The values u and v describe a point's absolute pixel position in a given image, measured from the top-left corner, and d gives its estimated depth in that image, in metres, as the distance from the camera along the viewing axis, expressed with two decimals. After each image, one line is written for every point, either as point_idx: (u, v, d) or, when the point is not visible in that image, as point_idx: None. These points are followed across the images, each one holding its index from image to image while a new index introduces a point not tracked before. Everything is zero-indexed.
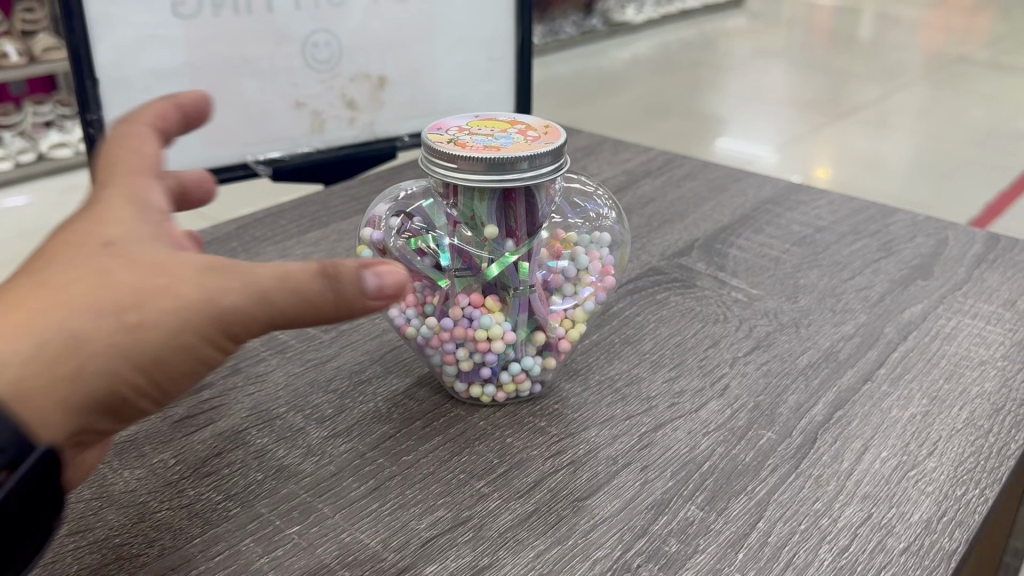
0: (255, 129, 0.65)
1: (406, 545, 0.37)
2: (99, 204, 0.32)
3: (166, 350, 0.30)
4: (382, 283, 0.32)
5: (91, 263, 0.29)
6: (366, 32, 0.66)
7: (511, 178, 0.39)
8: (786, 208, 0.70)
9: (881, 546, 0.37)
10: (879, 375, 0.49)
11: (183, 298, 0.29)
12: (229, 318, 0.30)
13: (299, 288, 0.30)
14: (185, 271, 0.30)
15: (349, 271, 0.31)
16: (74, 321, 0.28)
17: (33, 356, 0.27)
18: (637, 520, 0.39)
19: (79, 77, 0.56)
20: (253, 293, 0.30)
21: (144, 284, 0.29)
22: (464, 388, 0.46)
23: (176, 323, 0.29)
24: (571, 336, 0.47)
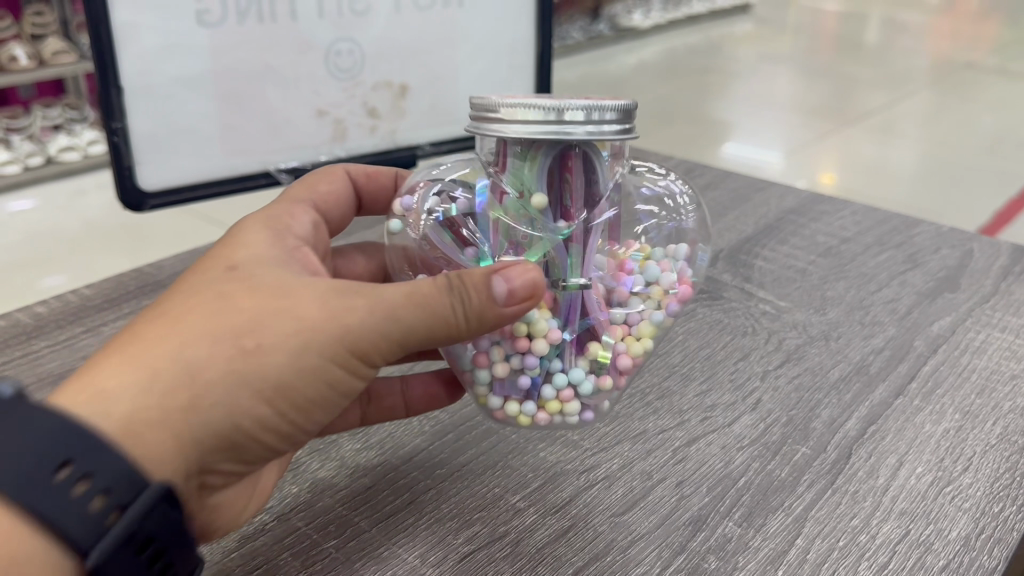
0: (278, 138, 0.64)
1: (443, 560, 0.37)
2: (240, 240, 0.38)
3: (286, 378, 0.33)
4: (512, 290, 0.34)
5: (209, 303, 0.33)
6: (389, 41, 0.66)
7: (567, 129, 0.35)
8: (809, 219, 0.70)
9: (920, 563, 0.37)
10: (911, 390, 0.49)
11: (302, 320, 0.33)
12: (356, 338, 0.33)
13: (431, 307, 0.34)
14: (310, 295, 0.34)
15: (477, 281, 0.34)
16: (192, 352, 0.32)
17: (154, 386, 0.31)
18: (674, 537, 0.38)
19: (105, 85, 0.55)
20: (380, 316, 0.33)
21: (260, 313, 0.33)
22: (498, 403, 0.41)
23: (298, 351, 0.33)
24: (634, 352, 0.41)
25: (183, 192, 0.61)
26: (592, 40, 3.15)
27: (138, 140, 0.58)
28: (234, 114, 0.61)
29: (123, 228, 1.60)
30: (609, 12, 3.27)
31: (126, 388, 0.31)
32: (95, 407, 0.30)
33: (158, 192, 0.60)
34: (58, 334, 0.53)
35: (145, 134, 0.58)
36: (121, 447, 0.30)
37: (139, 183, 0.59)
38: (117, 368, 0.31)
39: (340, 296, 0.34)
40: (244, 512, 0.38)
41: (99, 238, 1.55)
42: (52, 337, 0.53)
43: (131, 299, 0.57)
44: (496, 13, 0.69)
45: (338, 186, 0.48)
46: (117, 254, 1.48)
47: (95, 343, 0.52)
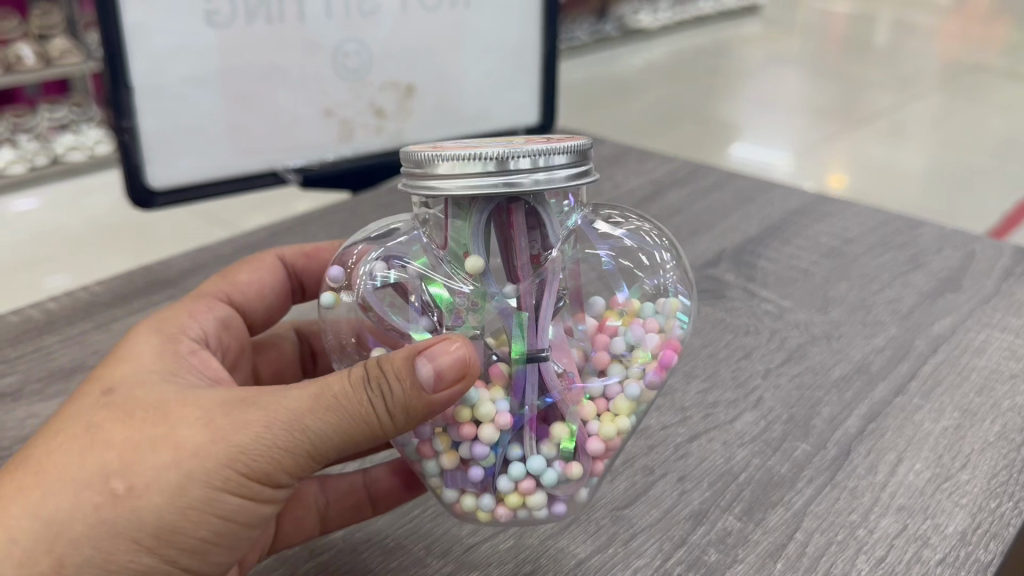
0: (285, 137, 0.65)
1: (449, 550, 0.38)
2: (125, 361, 0.38)
3: (171, 518, 0.32)
4: (440, 375, 0.32)
5: (79, 446, 0.33)
6: (396, 42, 0.66)
7: (514, 184, 0.31)
8: (813, 220, 0.71)
9: (917, 557, 0.38)
10: (911, 388, 0.49)
11: (183, 447, 0.32)
12: (252, 457, 0.32)
13: (343, 407, 0.32)
14: (197, 415, 0.33)
15: (400, 370, 0.32)
16: (55, 505, 0.32)
17: (12, 553, 0.31)
18: (675, 530, 0.39)
19: (114, 86, 0.57)
20: (283, 426, 0.32)
21: (134, 447, 0.32)
22: (454, 497, 0.37)
23: (180, 483, 0.32)
24: (605, 435, 0.36)
25: (191, 190, 0.62)
26: (598, 41, 3.15)
27: (148, 140, 0.59)
28: (243, 114, 0.62)
29: (130, 227, 1.61)
30: (616, 14, 3.27)
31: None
32: None
33: (166, 190, 0.61)
34: (70, 329, 0.54)
35: (155, 134, 0.59)
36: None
37: (147, 181, 0.60)
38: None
39: (238, 407, 0.33)
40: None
41: (107, 237, 1.56)
42: (63, 332, 0.54)
43: (141, 295, 0.58)
44: (502, 15, 0.70)
45: (263, 272, 0.50)
46: (125, 253, 1.50)
47: (107, 338, 0.53)
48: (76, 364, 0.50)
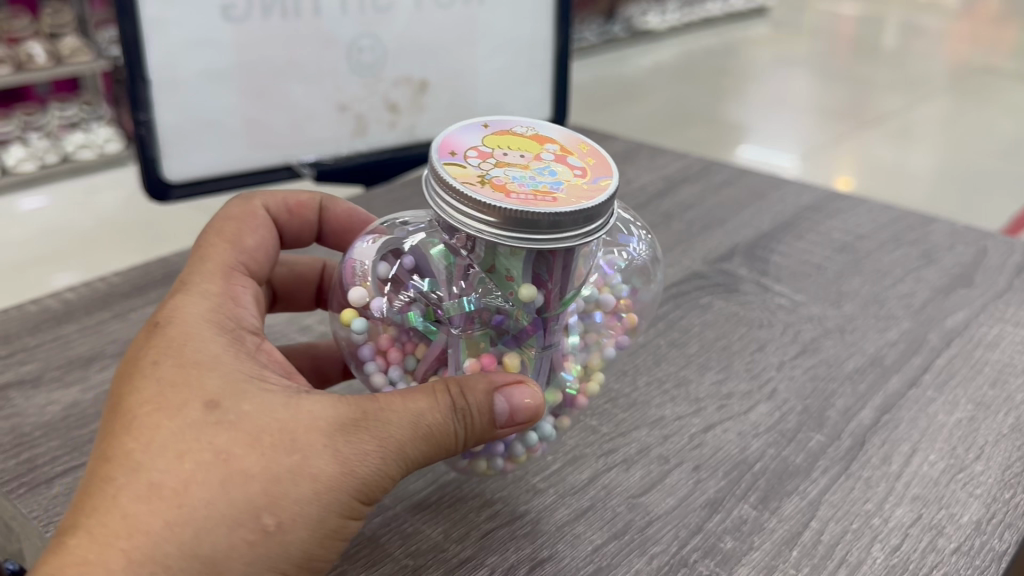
0: (300, 132, 0.65)
1: (467, 536, 0.38)
2: (206, 362, 0.34)
3: (309, 549, 0.32)
4: (518, 408, 0.34)
5: (211, 475, 0.30)
6: (410, 38, 0.67)
7: (569, 238, 0.32)
8: (826, 216, 0.71)
9: (932, 546, 0.38)
10: (924, 381, 0.49)
11: (318, 476, 0.31)
12: (369, 485, 0.33)
13: (440, 435, 0.33)
14: (320, 438, 0.32)
15: (484, 404, 0.34)
16: (212, 544, 0.30)
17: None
18: (692, 518, 0.39)
19: (132, 80, 0.57)
20: (393, 457, 0.33)
21: (274, 477, 0.31)
22: (465, 463, 0.40)
23: (320, 514, 0.32)
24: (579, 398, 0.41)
25: (207, 184, 0.62)
26: (605, 42, 3.16)
27: (164, 133, 0.60)
28: (258, 109, 0.63)
29: (140, 225, 1.61)
30: (624, 15, 3.28)
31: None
32: None
33: (183, 183, 0.61)
34: (88, 318, 0.54)
35: (171, 128, 0.60)
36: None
37: (164, 174, 0.60)
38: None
39: (351, 433, 0.32)
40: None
41: (117, 235, 1.57)
42: (81, 321, 0.54)
43: (156, 286, 0.58)
44: (516, 11, 0.70)
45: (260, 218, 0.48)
46: (135, 250, 1.50)
47: (124, 328, 0.53)
48: (94, 353, 0.51)
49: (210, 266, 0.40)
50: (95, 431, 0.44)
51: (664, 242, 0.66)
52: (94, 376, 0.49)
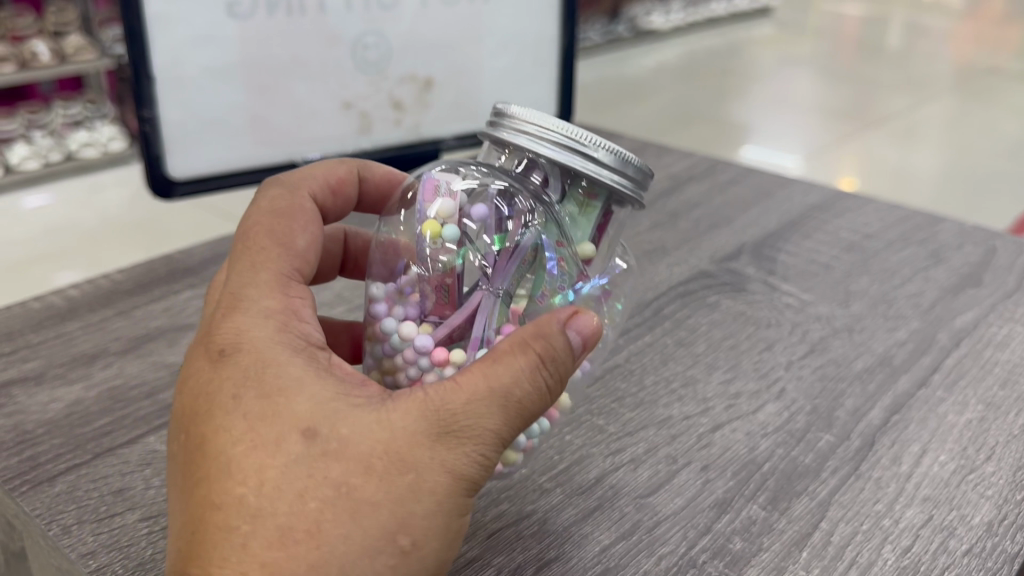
0: (305, 129, 0.65)
1: (473, 536, 0.38)
2: (290, 388, 0.31)
3: (442, 550, 0.30)
4: (587, 345, 0.33)
5: (334, 510, 0.29)
6: (415, 35, 0.66)
7: (620, 181, 0.36)
8: (833, 215, 0.71)
9: (942, 547, 0.38)
10: (934, 381, 0.49)
11: (435, 488, 0.30)
12: (482, 475, 0.31)
13: (535, 411, 0.31)
14: (425, 449, 0.30)
15: (564, 356, 0.31)
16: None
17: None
18: (700, 518, 0.39)
19: (136, 76, 0.57)
20: (496, 443, 0.31)
21: (397, 500, 0.29)
22: None
23: (445, 520, 0.30)
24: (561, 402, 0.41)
25: (212, 181, 0.62)
26: (609, 42, 3.15)
27: (169, 130, 0.59)
28: (263, 106, 0.62)
29: (143, 223, 1.61)
30: (628, 15, 3.27)
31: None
32: None
33: (188, 180, 0.61)
34: (92, 315, 0.54)
35: (176, 124, 0.59)
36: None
37: (168, 171, 0.60)
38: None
39: (452, 429, 0.30)
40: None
41: (120, 233, 1.57)
42: (84, 318, 0.54)
43: (161, 284, 0.58)
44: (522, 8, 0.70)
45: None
46: (137, 248, 1.50)
47: (127, 326, 0.53)
48: (97, 350, 0.50)
49: (264, 276, 0.35)
50: (97, 429, 0.44)
51: (670, 241, 0.65)
52: (97, 373, 0.48)
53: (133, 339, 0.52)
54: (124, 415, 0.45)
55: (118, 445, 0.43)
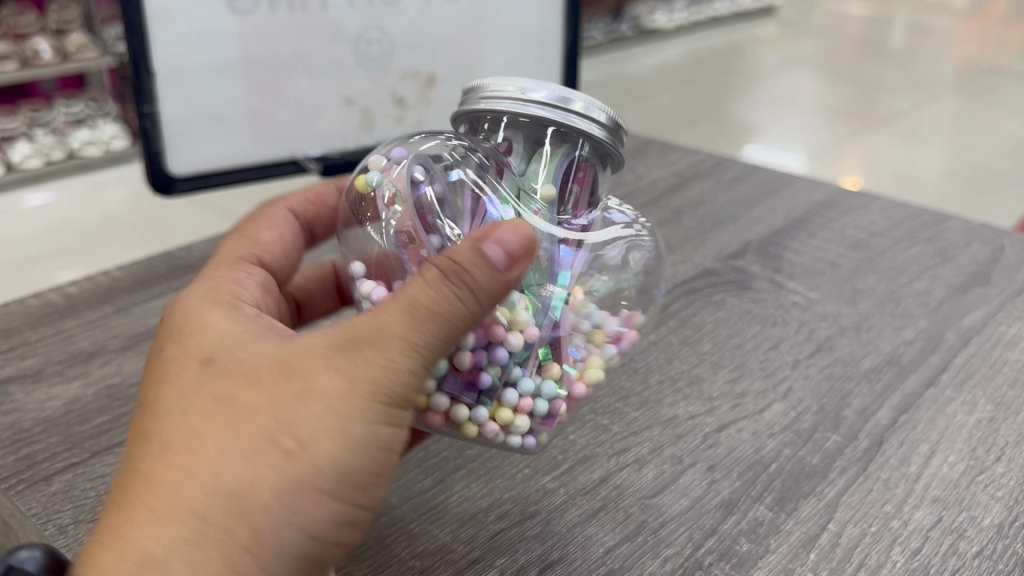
0: (307, 126, 0.64)
1: (475, 536, 0.37)
2: (222, 343, 0.33)
3: (340, 459, 0.30)
4: (511, 254, 0.31)
5: (224, 419, 0.30)
6: (417, 31, 0.66)
7: (601, 130, 0.37)
8: (839, 213, 0.70)
9: (953, 549, 0.37)
10: (942, 380, 0.48)
11: (328, 394, 0.30)
12: (388, 380, 0.30)
13: (445, 317, 0.30)
14: (321, 360, 0.30)
15: (472, 257, 0.30)
16: (231, 479, 0.29)
17: (203, 541, 0.28)
18: (706, 519, 0.38)
19: (136, 72, 0.56)
20: (397, 347, 0.30)
21: (290, 412, 0.29)
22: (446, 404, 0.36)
23: (337, 425, 0.29)
24: (587, 379, 0.39)
25: (212, 178, 0.61)
26: (612, 41, 3.14)
27: (170, 126, 0.59)
28: (265, 102, 0.62)
29: (144, 222, 1.61)
30: (631, 14, 3.27)
31: (176, 552, 0.28)
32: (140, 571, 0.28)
33: (187, 177, 0.60)
34: (90, 313, 0.54)
35: (177, 121, 0.59)
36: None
37: (168, 167, 0.59)
38: (160, 529, 0.28)
39: (352, 334, 0.30)
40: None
41: (121, 231, 1.57)
42: (83, 316, 0.53)
43: (161, 281, 0.58)
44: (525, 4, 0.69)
45: (280, 228, 0.46)
46: (139, 247, 1.50)
47: (126, 324, 0.52)
48: (95, 348, 0.50)
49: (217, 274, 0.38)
50: (95, 427, 0.43)
51: (674, 239, 0.65)
52: (96, 371, 0.48)
53: (132, 337, 0.51)
54: (122, 413, 0.44)
55: (116, 444, 0.42)
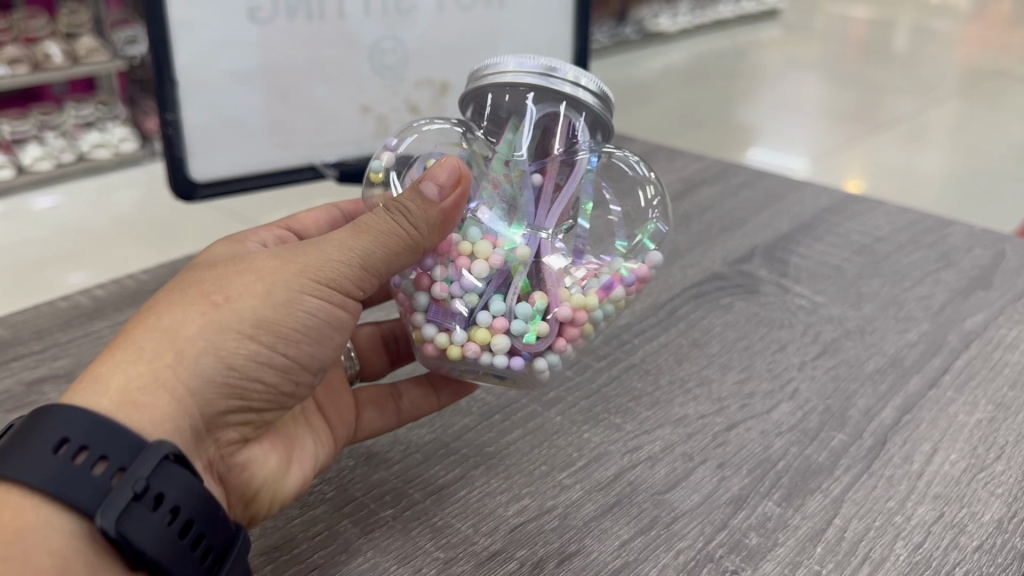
0: (324, 133, 0.66)
1: (496, 529, 0.39)
2: (212, 258, 0.40)
3: (264, 313, 0.35)
4: (442, 185, 0.38)
5: (183, 286, 0.36)
6: (431, 40, 0.68)
7: (587, 96, 0.41)
8: (844, 218, 0.71)
9: (954, 543, 0.39)
10: (944, 381, 0.50)
11: (268, 271, 0.36)
12: (316, 266, 0.37)
13: (374, 227, 0.37)
14: (271, 254, 0.37)
15: (407, 193, 0.38)
16: (169, 320, 0.34)
17: (137, 360, 0.33)
18: (716, 515, 0.40)
19: (159, 80, 0.57)
20: (331, 246, 0.37)
21: (236, 279, 0.36)
22: (431, 334, 0.41)
23: (265, 290, 0.36)
24: (577, 305, 0.41)
25: (232, 184, 0.63)
26: (617, 44, 3.16)
27: (192, 132, 0.60)
28: (283, 109, 0.63)
29: (155, 224, 1.62)
30: (635, 17, 3.28)
31: (115, 367, 0.33)
32: (91, 386, 0.32)
33: (208, 183, 0.62)
34: (118, 315, 0.55)
35: (198, 127, 0.60)
36: (120, 417, 0.32)
37: (191, 173, 0.61)
38: (107, 356, 0.33)
39: (294, 244, 0.38)
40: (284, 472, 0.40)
41: (132, 234, 1.58)
42: (112, 318, 0.55)
43: None
44: (538, 13, 0.71)
45: (319, 214, 0.51)
46: (150, 250, 1.51)
47: None
48: None
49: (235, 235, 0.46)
50: None
51: (682, 244, 0.66)
52: None
53: None
54: None
55: None
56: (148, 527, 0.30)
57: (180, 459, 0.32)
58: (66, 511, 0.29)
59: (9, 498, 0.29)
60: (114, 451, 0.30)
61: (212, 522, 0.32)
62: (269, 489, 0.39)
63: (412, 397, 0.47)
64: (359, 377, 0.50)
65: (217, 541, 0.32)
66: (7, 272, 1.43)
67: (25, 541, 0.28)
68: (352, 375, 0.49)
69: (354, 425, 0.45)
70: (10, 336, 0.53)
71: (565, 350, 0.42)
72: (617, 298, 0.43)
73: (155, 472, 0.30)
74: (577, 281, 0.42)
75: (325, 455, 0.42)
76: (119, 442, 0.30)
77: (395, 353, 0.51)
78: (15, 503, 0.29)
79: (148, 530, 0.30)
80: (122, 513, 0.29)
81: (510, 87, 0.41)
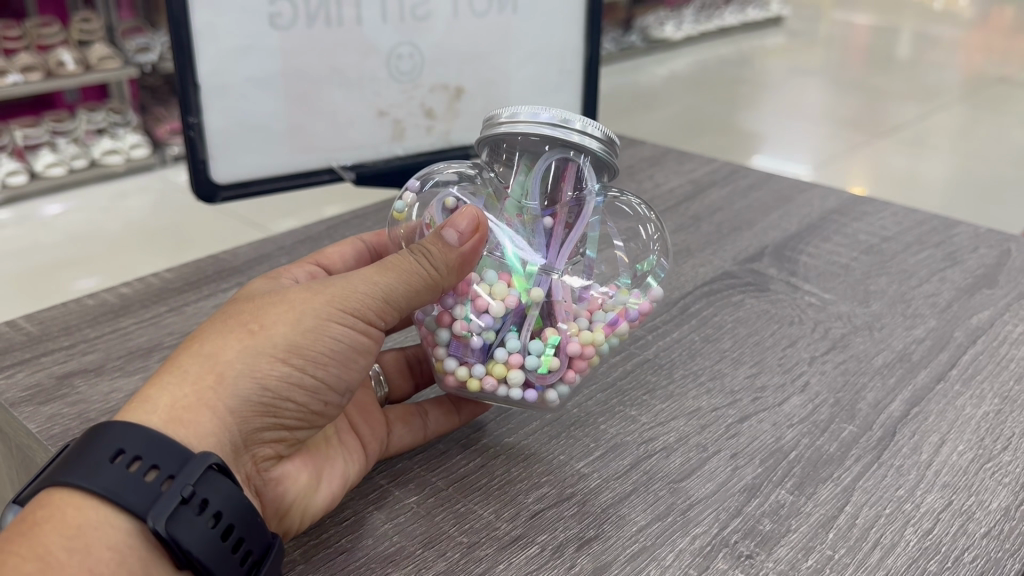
0: (342, 137, 0.67)
1: (517, 515, 0.40)
2: (253, 291, 0.42)
3: (295, 338, 0.37)
4: (462, 232, 0.39)
5: (222, 317, 0.38)
6: (446, 46, 0.69)
7: (596, 145, 0.42)
8: (851, 219, 0.73)
9: (963, 530, 0.40)
10: (952, 375, 0.51)
11: (300, 301, 0.38)
12: (345, 296, 0.38)
13: (400, 263, 0.39)
14: (304, 288, 0.39)
15: (432, 237, 0.39)
16: (210, 346, 0.36)
17: (182, 381, 0.35)
18: (731, 502, 0.41)
19: (183, 84, 0.58)
20: (359, 280, 0.39)
21: (271, 310, 0.38)
22: (452, 367, 0.44)
23: (295, 317, 0.37)
24: (585, 341, 0.43)
25: (252, 186, 0.64)
26: (622, 50, 3.18)
27: (213, 136, 0.61)
28: (302, 114, 0.65)
29: (167, 230, 1.64)
30: (641, 24, 3.31)
31: (162, 389, 0.35)
32: (137, 409, 0.34)
33: (229, 185, 0.63)
34: (144, 312, 0.57)
35: (219, 130, 0.61)
36: (167, 432, 0.34)
37: (213, 176, 0.62)
38: (152, 381, 0.36)
39: (326, 278, 0.39)
40: (316, 488, 0.40)
41: (145, 239, 1.60)
42: (138, 315, 0.56)
43: (209, 282, 0.61)
44: (551, 18, 0.72)
45: (345, 248, 0.52)
46: (162, 254, 1.53)
47: (180, 321, 0.55)
48: (153, 344, 0.53)
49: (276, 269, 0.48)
50: None
51: (693, 243, 0.68)
52: (154, 364, 0.51)
53: (185, 334, 0.54)
54: None
55: None
56: (194, 528, 0.32)
57: (223, 469, 0.34)
58: (120, 512, 0.31)
59: (69, 500, 0.31)
60: (164, 460, 0.33)
61: (252, 529, 0.34)
62: (300, 506, 0.39)
63: (437, 415, 0.46)
64: (387, 401, 0.50)
65: (255, 546, 0.34)
66: (22, 277, 1.45)
67: (86, 537, 0.31)
68: (381, 398, 0.49)
69: (385, 440, 0.44)
70: (40, 332, 0.54)
71: (575, 381, 0.44)
72: (620, 333, 0.46)
73: (201, 479, 0.33)
74: (586, 316, 0.44)
75: (357, 473, 0.42)
76: (169, 452, 0.33)
77: (420, 376, 0.52)
78: (74, 503, 0.31)
79: (194, 532, 0.32)
80: (171, 514, 0.31)
81: (523, 136, 0.42)
